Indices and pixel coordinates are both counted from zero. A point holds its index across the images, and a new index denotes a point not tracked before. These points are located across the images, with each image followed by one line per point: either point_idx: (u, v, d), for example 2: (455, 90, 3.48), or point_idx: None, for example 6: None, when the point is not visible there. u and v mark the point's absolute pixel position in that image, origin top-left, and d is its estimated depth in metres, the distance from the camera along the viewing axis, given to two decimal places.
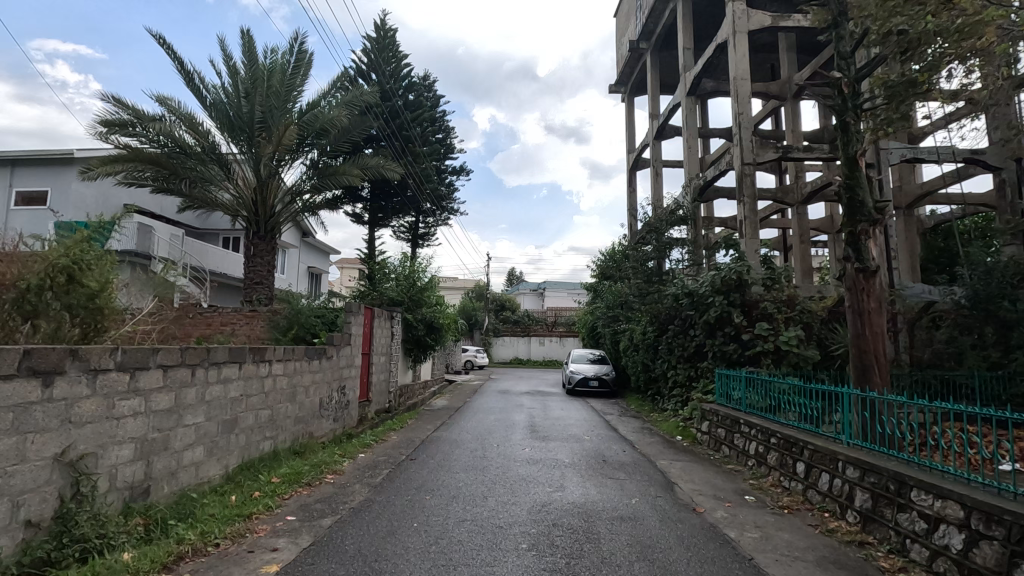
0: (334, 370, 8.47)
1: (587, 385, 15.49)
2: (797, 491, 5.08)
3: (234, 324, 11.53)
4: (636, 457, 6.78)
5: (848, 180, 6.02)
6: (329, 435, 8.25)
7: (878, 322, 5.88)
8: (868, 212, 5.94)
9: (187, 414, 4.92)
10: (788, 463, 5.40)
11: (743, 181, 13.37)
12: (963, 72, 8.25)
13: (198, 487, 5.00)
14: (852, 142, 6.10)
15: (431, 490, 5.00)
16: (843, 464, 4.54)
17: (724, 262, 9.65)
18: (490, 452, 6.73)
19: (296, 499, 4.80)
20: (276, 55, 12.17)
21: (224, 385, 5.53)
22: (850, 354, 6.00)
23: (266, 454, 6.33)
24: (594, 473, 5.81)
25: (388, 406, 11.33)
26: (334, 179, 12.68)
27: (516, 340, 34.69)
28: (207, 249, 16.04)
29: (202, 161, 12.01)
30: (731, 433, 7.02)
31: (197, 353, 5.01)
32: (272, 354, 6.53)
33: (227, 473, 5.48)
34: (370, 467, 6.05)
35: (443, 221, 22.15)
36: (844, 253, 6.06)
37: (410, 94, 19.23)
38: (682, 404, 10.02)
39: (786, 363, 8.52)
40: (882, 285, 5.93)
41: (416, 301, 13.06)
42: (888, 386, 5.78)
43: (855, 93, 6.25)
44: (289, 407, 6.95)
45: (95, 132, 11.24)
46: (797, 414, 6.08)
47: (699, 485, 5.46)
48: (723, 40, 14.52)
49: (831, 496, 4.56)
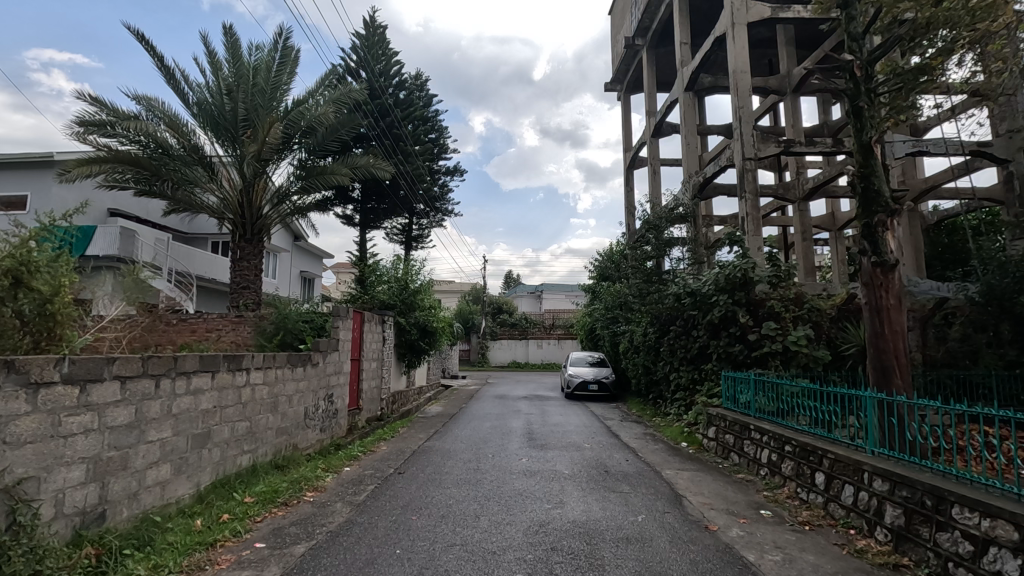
0: (320, 378, 8.04)
1: (586, 389, 15.07)
2: (817, 504, 4.67)
3: (220, 331, 11.11)
4: (640, 467, 6.36)
5: (863, 168, 5.65)
6: (316, 446, 7.82)
7: (898, 320, 5.49)
8: (886, 201, 5.52)
9: (150, 429, 4.49)
10: (805, 473, 4.98)
11: (744, 177, 12.99)
12: (969, 60, 7.94)
13: (165, 509, 4.61)
14: (866, 129, 5.73)
15: (418, 509, 4.58)
16: (869, 475, 4.14)
17: (729, 259, 9.22)
18: (484, 465, 6.30)
19: (270, 522, 4.36)
20: (261, 51, 11.79)
21: (195, 396, 5.10)
22: (868, 355, 5.61)
23: (244, 469, 5.89)
24: (596, 486, 5.39)
25: (380, 414, 10.91)
26: (322, 179, 12.26)
27: (514, 344, 34.21)
28: (194, 253, 15.67)
29: (186, 162, 11.57)
30: (740, 439, 6.61)
31: (162, 362, 4.61)
32: (250, 361, 6.10)
33: (198, 492, 5.05)
34: (353, 483, 5.61)
35: (437, 222, 21.84)
36: (860, 246, 5.67)
37: (401, 93, 18.85)
38: (686, 408, 9.63)
39: (795, 364, 8.11)
40: (901, 280, 5.55)
41: (409, 304, 12.69)
42: (910, 389, 5.39)
43: (868, 77, 5.87)
44: (269, 419, 6.53)
45: (71, 131, 10.90)
46: (811, 419, 5.69)
47: (710, 498, 5.05)
48: (721, 33, 14.17)
49: (857, 511, 4.15)
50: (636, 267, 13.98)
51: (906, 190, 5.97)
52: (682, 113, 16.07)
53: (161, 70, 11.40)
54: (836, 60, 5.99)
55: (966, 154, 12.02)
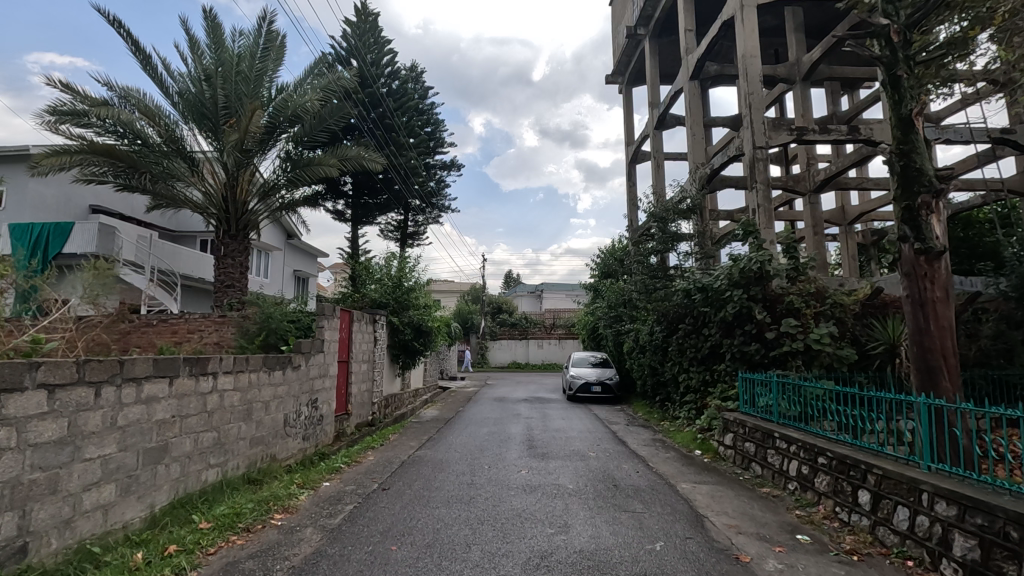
0: (303, 382, 7.42)
1: (589, 391, 14.43)
2: (861, 528, 4.03)
3: (202, 331, 10.45)
4: (652, 480, 5.73)
5: (902, 144, 5.04)
6: (297, 456, 7.19)
7: (945, 315, 4.86)
8: (929, 180, 4.90)
9: (88, 445, 3.86)
10: (844, 490, 4.35)
11: (754, 167, 12.38)
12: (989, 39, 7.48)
13: (108, 537, 3.97)
14: (905, 101, 5.10)
15: (400, 536, 3.95)
16: (928, 496, 3.51)
17: (743, 252, 8.57)
18: (479, 478, 5.67)
19: (224, 555, 3.74)
20: (245, 38, 11.22)
21: (148, 405, 4.48)
22: (911, 355, 4.98)
23: (210, 485, 5.26)
24: (604, 504, 4.75)
25: (371, 420, 10.28)
26: (309, 171, 11.62)
27: (514, 344, 33.51)
28: (180, 252, 15.03)
29: (166, 156, 10.96)
30: (762, 448, 5.96)
31: (104, 367, 3.99)
32: (218, 365, 5.48)
33: (151, 515, 4.43)
34: (331, 501, 4.99)
35: (433, 219, 21.28)
36: (900, 233, 5.06)
37: (394, 82, 18.13)
38: (696, 412, 9.01)
39: (817, 364, 7.49)
40: (948, 270, 4.92)
41: (402, 304, 12.00)
42: (960, 392, 4.75)
43: (906, 42, 5.22)
44: (242, 428, 5.91)
45: (42, 120, 10.26)
46: (841, 426, 5.05)
47: (737, 519, 4.41)
48: (729, 17, 13.58)
49: (914, 539, 3.53)
50: (640, 263, 13.31)
51: (950, 171, 5.32)
52: (688, 102, 15.44)
53: (139, 57, 10.80)
54: (868, 25, 5.34)
55: (989, 142, 11.41)
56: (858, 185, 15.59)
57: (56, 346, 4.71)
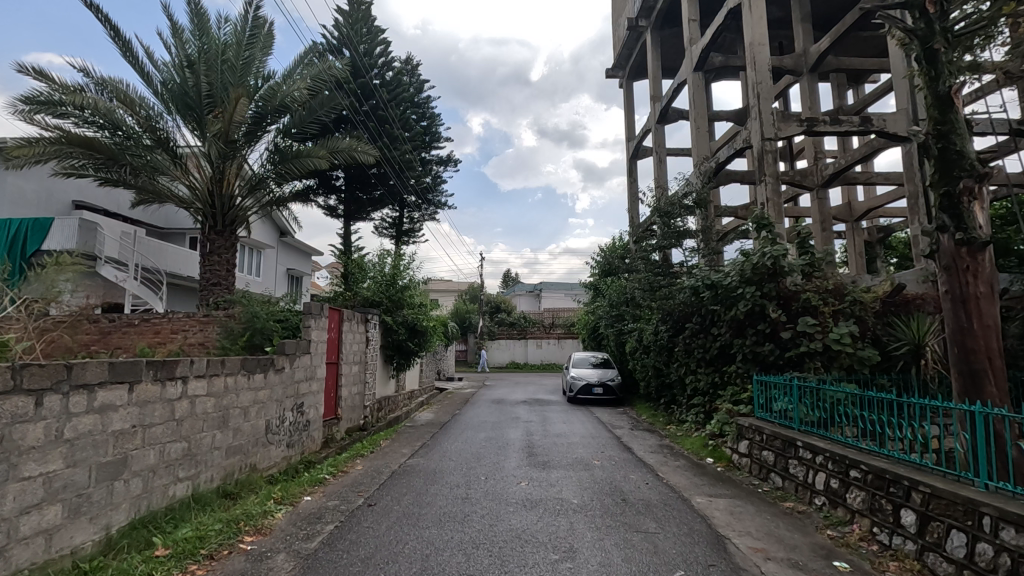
0: (287, 386, 6.93)
1: (590, 392, 13.96)
2: (906, 553, 3.57)
3: (186, 331, 9.93)
4: (664, 493, 5.27)
5: (940, 125, 4.57)
6: (280, 465, 6.72)
7: (989, 313, 4.40)
8: (971, 163, 4.44)
9: (26, 462, 3.37)
10: (883, 508, 3.88)
11: (763, 159, 11.91)
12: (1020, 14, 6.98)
13: (50, 568, 3.47)
14: (944, 78, 4.64)
15: (383, 564, 3.48)
16: (990, 521, 3.05)
17: (755, 247, 8.10)
18: (474, 492, 5.20)
19: None
20: (230, 25, 10.73)
21: (104, 416, 4.00)
22: (950, 357, 4.52)
23: (177, 502, 4.79)
24: (614, 524, 4.27)
25: (363, 424, 9.81)
26: (298, 164, 11.04)
27: (513, 344, 33.00)
28: (167, 249, 14.55)
29: (148, 148, 10.48)
30: (782, 458, 5.48)
31: (47, 373, 3.50)
32: (188, 368, 4.98)
33: (107, 539, 3.96)
34: (310, 520, 4.51)
35: (430, 216, 20.83)
36: (937, 222, 4.61)
37: (387, 74, 17.65)
38: (706, 416, 8.56)
39: (837, 366, 7.02)
40: (992, 263, 4.46)
41: (396, 302, 11.51)
42: (1008, 398, 4.28)
43: (943, 14, 4.74)
44: (217, 437, 5.43)
45: (14, 110, 9.73)
46: (867, 434, 4.57)
47: (765, 542, 3.93)
48: (735, 6, 13.08)
49: (976, 570, 3.07)
50: (643, 260, 12.83)
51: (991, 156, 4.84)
52: (692, 94, 14.98)
53: (118, 43, 10.30)
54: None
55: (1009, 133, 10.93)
56: (867, 180, 15.14)
57: (19, 350, 4.39)
